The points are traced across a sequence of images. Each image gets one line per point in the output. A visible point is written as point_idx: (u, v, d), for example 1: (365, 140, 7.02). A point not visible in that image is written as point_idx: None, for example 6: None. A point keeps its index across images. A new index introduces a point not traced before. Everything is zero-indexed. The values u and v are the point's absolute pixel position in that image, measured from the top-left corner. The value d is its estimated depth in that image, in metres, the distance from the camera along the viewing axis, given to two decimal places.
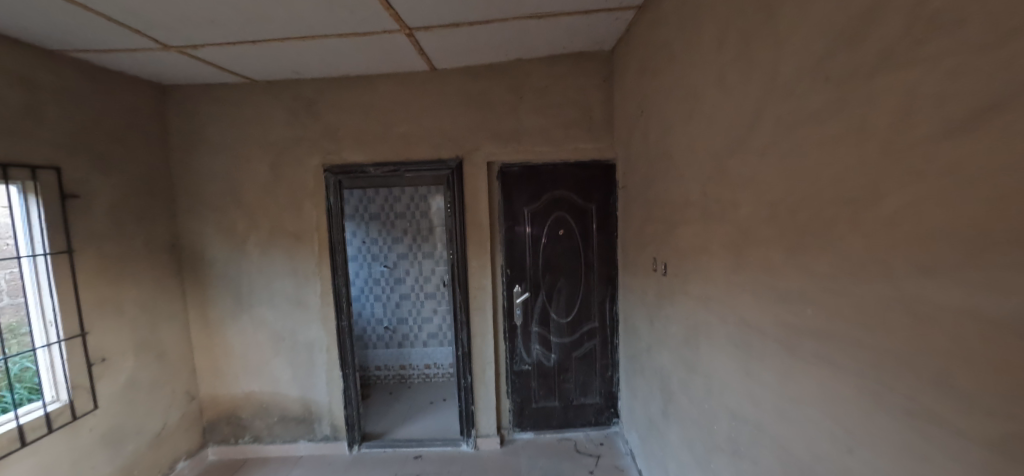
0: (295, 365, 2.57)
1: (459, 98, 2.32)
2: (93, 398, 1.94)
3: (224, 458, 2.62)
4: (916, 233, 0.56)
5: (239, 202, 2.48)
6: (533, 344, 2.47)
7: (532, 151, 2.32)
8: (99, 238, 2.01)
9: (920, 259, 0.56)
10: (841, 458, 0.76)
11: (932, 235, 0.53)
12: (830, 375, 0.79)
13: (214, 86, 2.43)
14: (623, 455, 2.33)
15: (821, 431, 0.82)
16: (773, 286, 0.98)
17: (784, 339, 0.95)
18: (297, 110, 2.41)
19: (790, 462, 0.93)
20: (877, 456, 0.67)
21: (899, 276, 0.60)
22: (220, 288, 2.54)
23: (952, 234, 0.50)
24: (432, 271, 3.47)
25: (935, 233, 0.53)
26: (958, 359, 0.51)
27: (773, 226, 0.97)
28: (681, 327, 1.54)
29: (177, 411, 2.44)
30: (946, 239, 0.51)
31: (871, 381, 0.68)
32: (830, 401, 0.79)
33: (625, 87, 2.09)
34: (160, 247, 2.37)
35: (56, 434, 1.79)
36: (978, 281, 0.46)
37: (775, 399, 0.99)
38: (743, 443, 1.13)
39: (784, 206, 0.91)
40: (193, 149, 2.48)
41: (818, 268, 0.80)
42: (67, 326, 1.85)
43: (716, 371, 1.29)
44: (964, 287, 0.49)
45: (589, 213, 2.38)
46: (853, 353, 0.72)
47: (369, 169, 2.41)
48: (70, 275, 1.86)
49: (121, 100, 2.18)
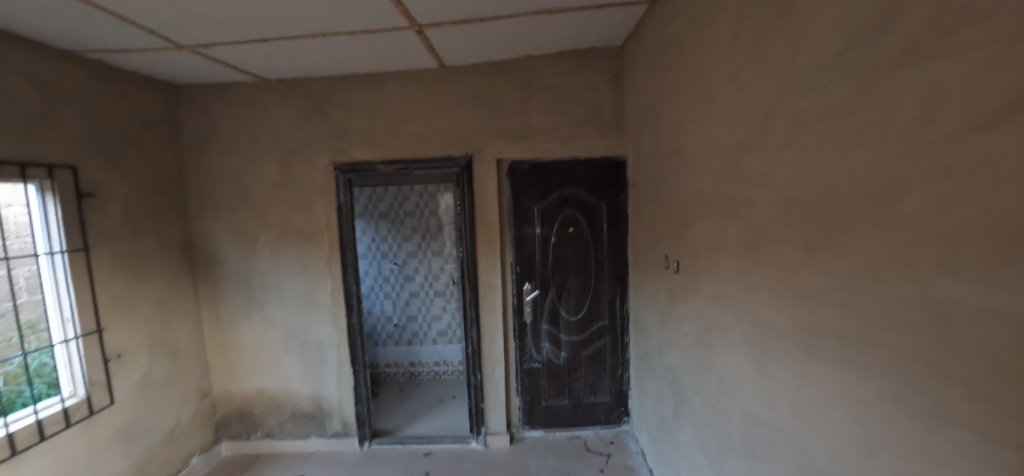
0: (306, 363, 2.59)
1: (467, 96, 2.31)
2: (109, 393, 1.97)
3: (237, 453, 2.66)
4: (944, 231, 0.54)
5: (250, 201, 2.50)
6: (543, 343, 2.47)
7: (540, 149, 2.30)
8: (114, 236, 2.04)
9: (946, 258, 0.54)
10: (862, 461, 0.75)
11: (958, 232, 0.52)
12: (850, 376, 0.77)
13: (224, 86, 2.45)
14: (634, 454, 2.32)
15: (842, 434, 0.80)
16: (790, 286, 0.96)
17: (801, 339, 0.93)
18: (305, 109, 2.42)
19: (810, 464, 0.91)
20: (899, 459, 0.66)
21: (924, 275, 0.58)
22: (232, 286, 2.57)
23: (977, 232, 0.49)
24: (440, 269, 3.47)
25: (961, 230, 0.51)
26: (983, 359, 0.49)
27: (790, 224, 0.95)
28: (695, 326, 1.53)
29: (191, 407, 2.47)
30: (971, 236, 0.50)
31: (894, 383, 0.66)
32: (851, 403, 0.77)
33: (634, 83, 2.07)
34: (173, 245, 2.40)
35: (73, 428, 1.82)
36: (1005, 280, 0.45)
37: (793, 401, 0.97)
38: (761, 443, 1.12)
39: (802, 203, 0.90)
40: (204, 149, 2.50)
41: (838, 267, 0.79)
42: (84, 323, 1.88)
43: (731, 370, 1.28)
44: (990, 286, 0.47)
45: (599, 211, 2.37)
46: (875, 354, 0.70)
47: (377, 168, 2.41)
48: (86, 272, 1.89)
49: (135, 100, 2.21)
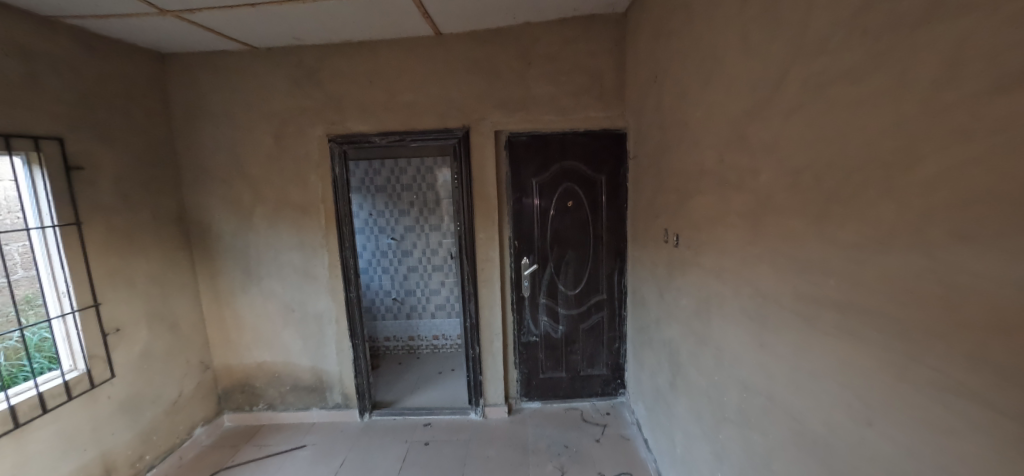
0: (305, 335, 2.59)
1: (464, 66, 2.23)
2: (110, 367, 1.98)
3: (240, 424, 2.69)
4: (940, 189, 0.50)
5: (244, 175, 2.45)
6: (541, 316, 2.48)
7: (541, 120, 2.24)
8: (107, 211, 2.00)
9: (942, 218, 0.50)
10: (858, 433, 0.68)
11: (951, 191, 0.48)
12: (848, 346, 0.70)
13: (212, 54, 2.36)
14: (629, 425, 2.36)
15: (839, 403, 0.73)
16: (779, 254, 0.91)
17: (796, 309, 0.85)
18: (297, 79, 2.33)
19: (806, 433, 0.83)
20: (901, 431, 0.59)
21: (922, 235, 0.53)
22: (229, 260, 2.55)
23: (972, 190, 0.45)
24: (438, 244, 3.46)
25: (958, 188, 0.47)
26: (963, 321, 0.48)
27: (778, 186, 0.89)
28: (695, 298, 1.42)
29: (192, 380, 2.48)
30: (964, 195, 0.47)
31: (893, 354, 0.59)
32: (848, 371, 0.70)
33: (637, 53, 1.99)
34: (167, 219, 2.36)
35: (74, 402, 1.83)
36: (986, 238, 0.44)
37: (790, 370, 0.88)
38: (756, 412, 1.04)
39: (790, 164, 0.84)
40: (196, 120, 2.43)
41: (826, 228, 0.73)
42: (80, 297, 1.86)
43: (722, 340, 1.22)
44: (973, 246, 0.45)
45: (598, 185, 2.33)
46: (874, 321, 0.63)
47: (374, 139, 2.35)
48: (78, 248, 1.86)
49: (121, 69, 2.13)
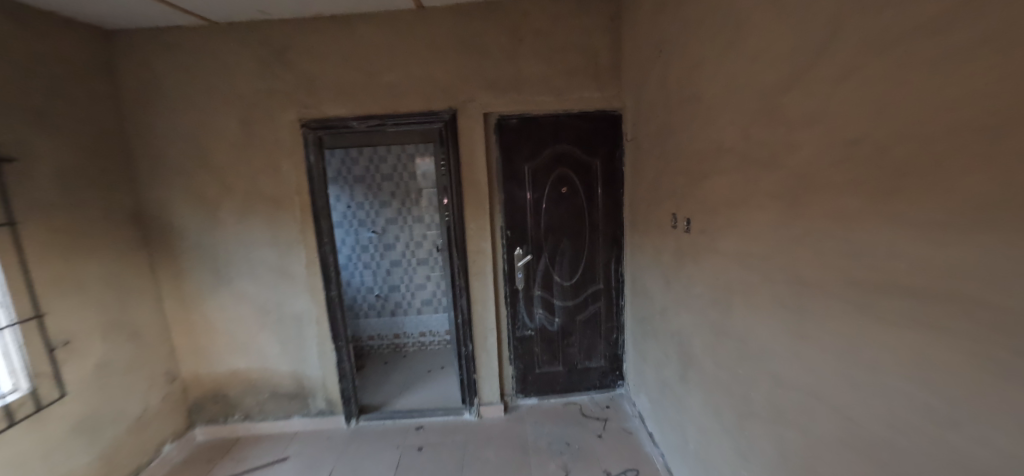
0: (283, 338, 2.41)
1: (450, 42, 2.05)
2: (59, 385, 1.75)
3: (215, 438, 2.50)
4: None
5: (207, 165, 2.21)
6: (536, 309, 2.38)
7: (533, 102, 2.10)
8: (47, 208, 1.73)
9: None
10: (939, 433, 0.58)
11: None
12: (926, 339, 0.59)
13: (164, 30, 2.09)
14: (631, 417, 2.30)
15: (909, 402, 0.63)
16: (819, 237, 0.81)
17: (849, 295, 0.74)
18: (262, 57, 2.10)
19: (859, 434, 0.74)
20: (996, 431, 0.49)
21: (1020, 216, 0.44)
22: (193, 259, 2.32)
23: None
24: (423, 237, 3.28)
25: None
26: None
27: (821, 161, 0.79)
28: (710, 287, 1.33)
29: (158, 393, 2.27)
30: None
31: (989, 346, 0.49)
32: (924, 365, 0.60)
33: (636, 27, 1.87)
34: (121, 217, 2.11)
35: (18, 428, 1.59)
36: None
37: (839, 366, 0.79)
38: (794, 410, 0.94)
39: (838, 134, 0.74)
40: (149, 105, 2.16)
41: (889, 206, 0.63)
42: (19, 308, 1.62)
43: (749, 332, 1.12)
44: None
45: (594, 169, 2.22)
46: (966, 311, 0.52)
47: (351, 124, 2.16)
48: (13, 251, 1.60)
49: (60, 47, 1.85)
